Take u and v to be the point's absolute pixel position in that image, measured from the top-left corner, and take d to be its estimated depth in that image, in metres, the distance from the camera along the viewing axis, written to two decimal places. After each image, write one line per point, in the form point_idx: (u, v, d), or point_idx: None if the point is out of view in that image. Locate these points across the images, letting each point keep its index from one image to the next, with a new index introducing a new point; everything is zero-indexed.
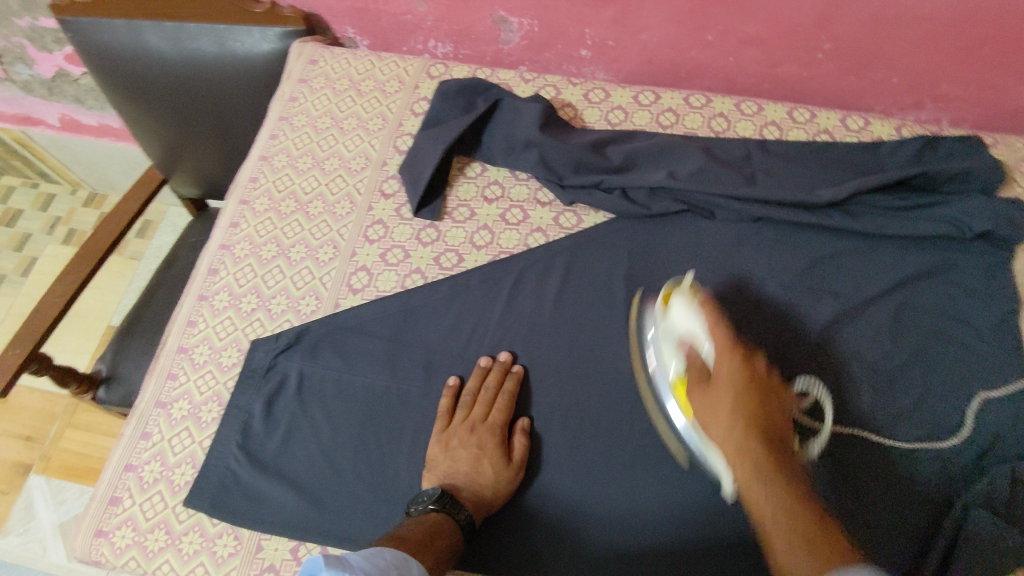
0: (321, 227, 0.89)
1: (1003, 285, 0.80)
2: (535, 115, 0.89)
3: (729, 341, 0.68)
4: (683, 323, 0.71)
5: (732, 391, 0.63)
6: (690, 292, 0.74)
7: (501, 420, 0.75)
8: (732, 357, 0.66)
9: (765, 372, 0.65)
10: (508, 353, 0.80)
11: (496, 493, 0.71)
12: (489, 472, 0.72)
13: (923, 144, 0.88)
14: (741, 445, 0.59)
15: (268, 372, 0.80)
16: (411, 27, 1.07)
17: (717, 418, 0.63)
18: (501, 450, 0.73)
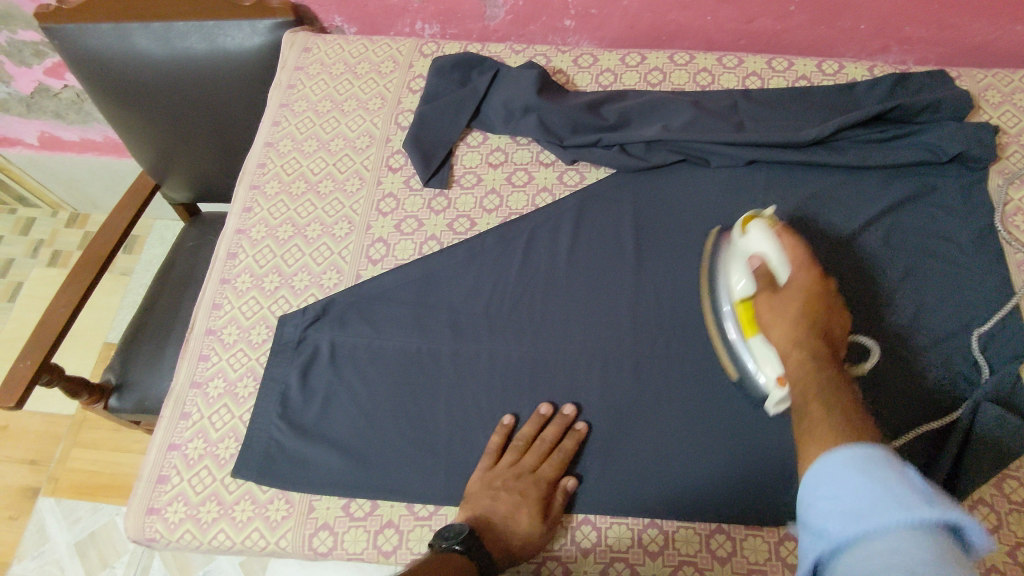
0: (334, 205, 0.92)
1: (980, 203, 0.87)
2: (532, 81, 0.93)
3: (807, 266, 0.69)
4: (754, 241, 0.73)
5: (798, 299, 0.65)
6: (769, 221, 0.75)
7: (549, 475, 0.73)
8: (802, 289, 0.66)
9: (833, 304, 0.66)
10: (574, 406, 0.77)
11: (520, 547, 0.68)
12: (518, 530, 0.69)
13: (894, 82, 0.94)
14: (797, 341, 0.62)
15: (299, 344, 0.82)
16: (398, 11, 1.10)
17: (782, 322, 0.65)
18: (541, 504, 0.71)
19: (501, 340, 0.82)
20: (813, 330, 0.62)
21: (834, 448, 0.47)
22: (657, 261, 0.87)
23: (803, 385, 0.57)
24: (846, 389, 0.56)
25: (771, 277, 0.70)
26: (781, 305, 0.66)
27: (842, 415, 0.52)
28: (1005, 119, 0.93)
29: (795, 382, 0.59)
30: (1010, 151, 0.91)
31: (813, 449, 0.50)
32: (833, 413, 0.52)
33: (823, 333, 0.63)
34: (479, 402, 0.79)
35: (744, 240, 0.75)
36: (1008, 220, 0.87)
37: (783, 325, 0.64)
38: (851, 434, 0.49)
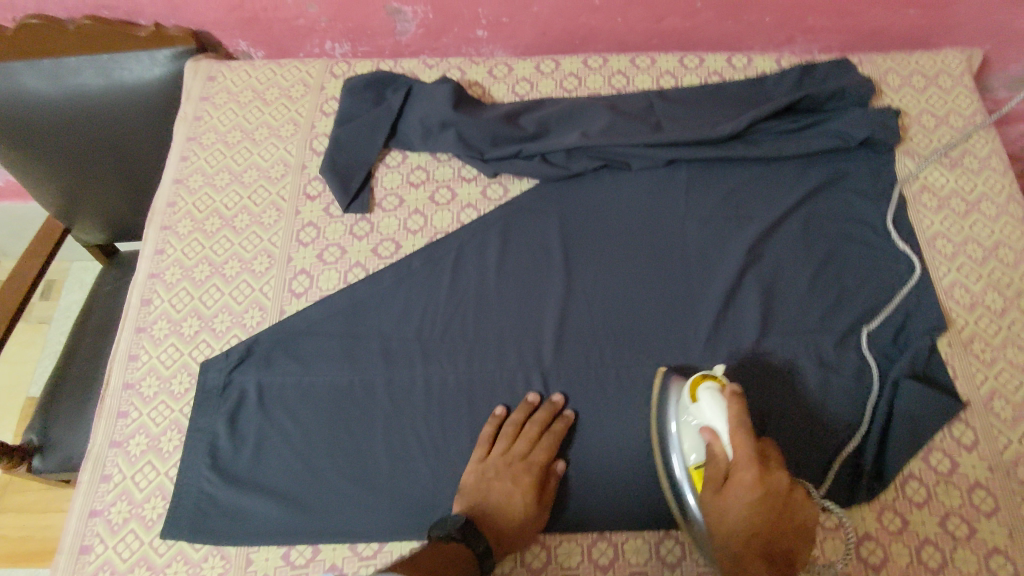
0: (252, 239, 0.88)
1: (889, 185, 0.90)
2: (446, 96, 0.91)
3: (751, 439, 0.64)
4: (708, 415, 0.67)
5: (744, 509, 0.62)
6: (719, 383, 0.70)
7: (542, 459, 0.73)
8: (751, 472, 0.62)
9: (783, 489, 0.63)
10: (562, 396, 0.78)
11: (518, 533, 0.69)
12: (516, 517, 0.70)
13: (800, 73, 0.96)
14: (738, 552, 0.63)
15: (224, 390, 0.79)
16: (305, 31, 1.06)
17: (728, 518, 0.63)
18: (535, 488, 0.72)
19: (436, 366, 0.80)
20: (761, 561, 0.62)
21: None
22: (586, 270, 0.87)
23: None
24: None
25: (720, 462, 0.65)
26: (734, 493, 0.63)
27: None
28: (906, 101, 0.97)
29: None
30: (913, 132, 0.95)
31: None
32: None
33: (767, 539, 0.62)
34: (418, 432, 0.77)
35: (693, 406, 0.69)
36: (916, 199, 0.90)
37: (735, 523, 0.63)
38: None
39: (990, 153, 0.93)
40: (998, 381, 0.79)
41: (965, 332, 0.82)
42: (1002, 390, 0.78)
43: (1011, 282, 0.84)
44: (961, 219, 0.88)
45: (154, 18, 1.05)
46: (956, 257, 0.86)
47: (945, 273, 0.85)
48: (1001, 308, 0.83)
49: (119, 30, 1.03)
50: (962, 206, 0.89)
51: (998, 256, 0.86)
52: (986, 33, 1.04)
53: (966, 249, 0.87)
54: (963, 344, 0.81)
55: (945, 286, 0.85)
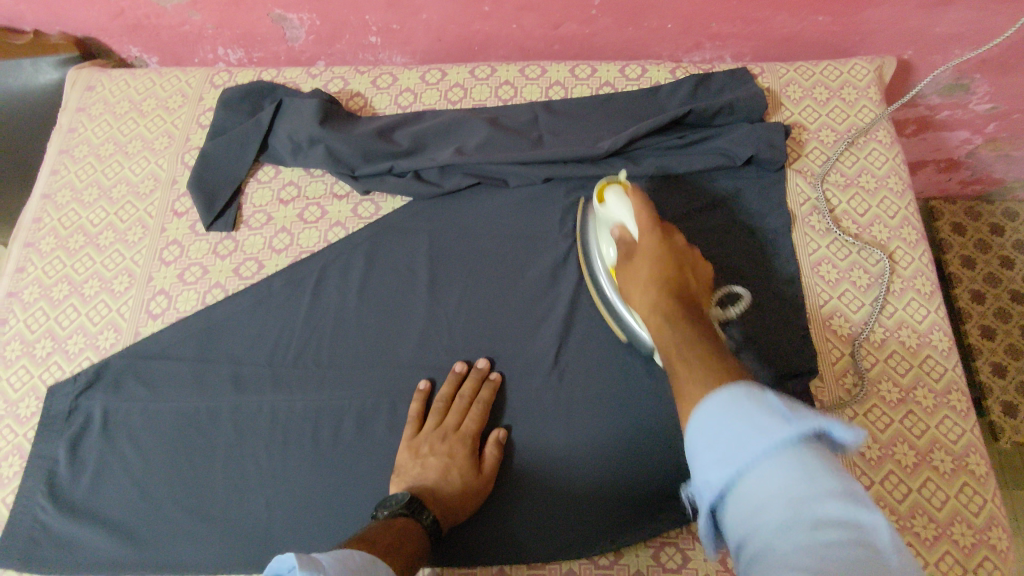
0: (114, 258, 0.86)
1: (775, 205, 0.86)
2: (314, 111, 0.89)
3: (652, 217, 0.67)
4: (614, 211, 0.72)
5: (650, 261, 0.63)
6: (623, 185, 0.74)
7: (475, 429, 0.73)
8: (650, 233, 0.65)
9: (681, 243, 0.66)
10: (486, 360, 0.78)
11: (463, 503, 0.68)
12: (460, 486, 0.69)
13: (694, 84, 0.91)
14: (655, 302, 0.58)
15: (69, 415, 0.78)
16: (193, 38, 1.03)
17: (641, 288, 0.61)
18: (472, 459, 0.71)
19: (285, 393, 0.79)
20: (670, 298, 0.57)
21: (711, 389, 0.43)
22: (453, 293, 0.83)
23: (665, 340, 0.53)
24: (687, 327, 0.53)
25: (627, 243, 0.68)
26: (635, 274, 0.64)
27: (708, 359, 0.47)
28: (805, 115, 0.92)
29: (667, 354, 0.51)
30: (809, 148, 0.90)
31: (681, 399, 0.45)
32: (710, 369, 0.45)
33: (680, 291, 0.58)
34: (259, 461, 0.75)
35: (603, 210, 0.75)
36: (805, 221, 0.86)
37: (637, 287, 0.63)
38: (711, 372, 0.45)
39: (889, 172, 0.88)
40: (867, 418, 0.75)
41: (838, 365, 0.78)
42: (870, 427, 0.74)
43: (894, 312, 0.80)
44: (850, 243, 0.84)
45: (36, 26, 1.03)
46: (840, 283, 0.82)
47: (827, 300, 0.81)
48: (880, 339, 0.79)
49: None
50: (852, 229, 0.85)
51: (884, 283, 0.82)
52: (904, 38, 0.98)
53: (851, 275, 0.82)
54: (834, 377, 0.77)
55: (824, 315, 0.81)
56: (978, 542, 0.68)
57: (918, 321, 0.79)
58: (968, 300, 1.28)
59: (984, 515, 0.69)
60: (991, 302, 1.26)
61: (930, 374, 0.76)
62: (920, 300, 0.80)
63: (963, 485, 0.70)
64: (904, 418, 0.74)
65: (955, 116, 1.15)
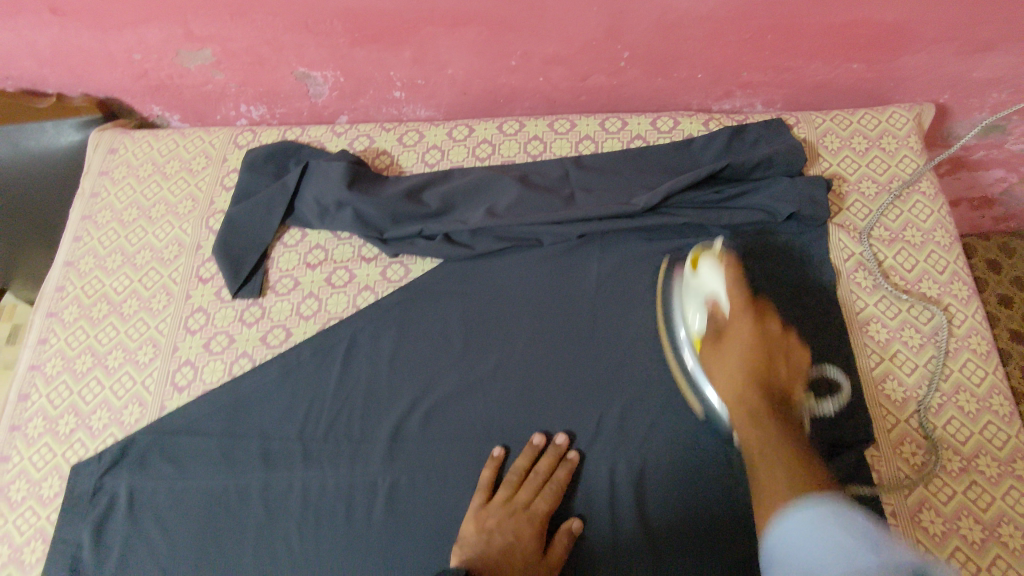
0: (138, 327, 0.84)
1: (819, 261, 0.83)
2: (341, 174, 0.87)
3: (755, 317, 0.66)
4: (708, 281, 0.71)
5: (743, 346, 0.64)
6: (716, 254, 0.73)
7: (545, 511, 0.70)
8: (746, 337, 0.65)
9: (774, 328, 0.65)
10: (565, 437, 0.74)
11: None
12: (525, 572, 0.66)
13: (729, 136, 0.89)
14: (749, 386, 0.61)
15: (93, 496, 0.75)
16: (216, 96, 1.02)
17: (727, 373, 0.63)
18: (537, 542, 0.68)
19: (315, 470, 0.75)
20: (765, 372, 0.61)
21: (796, 503, 0.50)
22: (488, 359, 0.80)
23: (762, 439, 0.57)
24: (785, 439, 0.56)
25: (720, 319, 0.68)
26: (727, 348, 0.65)
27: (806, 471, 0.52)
28: (844, 165, 0.90)
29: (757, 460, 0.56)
30: (851, 201, 0.88)
31: (767, 495, 0.53)
32: (795, 474, 0.52)
33: (767, 384, 0.61)
34: (291, 544, 0.72)
35: (693, 281, 0.74)
36: (850, 277, 0.83)
37: (725, 368, 0.64)
38: (791, 487, 0.51)
39: (935, 224, 0.85)
40: (928, 490, 0.71)
41: (893, 432, 0.74)
42: (932, 501, 0.70)
43: (950, 375, 0.76)
44: (899, 302, 0.80)
45: (59, 88, 1.02)
46: (891, 344, 0.79)
47: (877, 362, 0.78)
48: (937, 405, 0.75)
49: (19, 100, 1.01)
50: (900, 285, 0.82)
51: (938, 344, 0.78)
52: (941, 84, 0.96)
53: (902, 334, 0.79)
54: (891, 448, 0.73)
55: (875, 379, 0.77)
56: None
57: (975, 385, 0.76)
58: (1009, 339, 1.24)
59: None
60: None
61: (991, 442, 0.72)
62: (976, 361, 0.77)
63: None
64: (968, 489, 0.70)
65: (991, 156, 1.12)
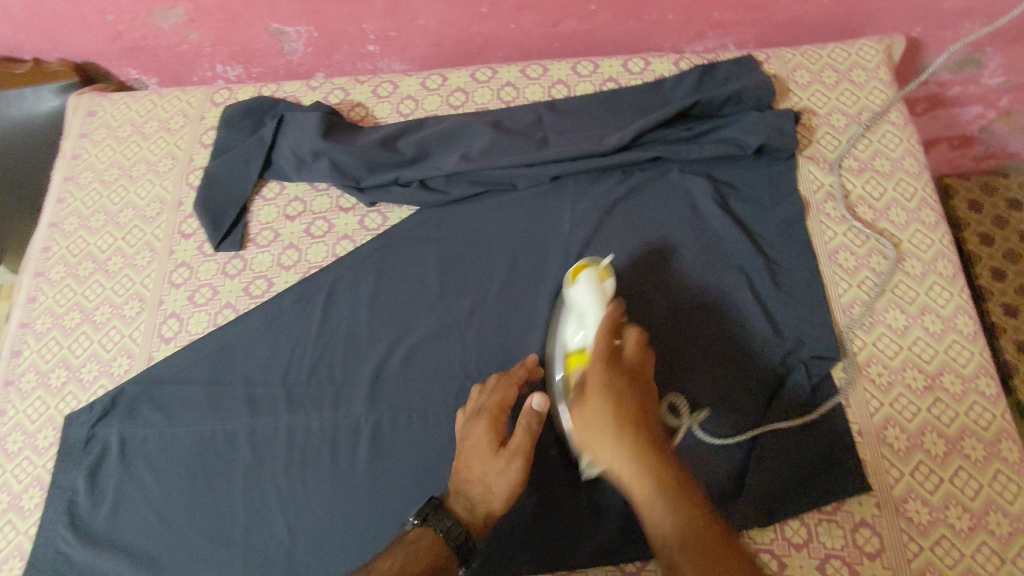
0: (124, 283, 0.86)
1: (787, 194, 0.84)
2: (316, 125, 0.88)
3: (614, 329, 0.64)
4: (579, 302, 0.70)
5: (599, 366, 0.60)
6: (600, 273, 0.72)
7: (498, 407, 0.66)
8: (601, 363, 0.60)
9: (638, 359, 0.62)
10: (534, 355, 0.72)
11: (498, 492, 0.62)
12: (491, 479, 0.62)
13: (699, 75, 0.90)
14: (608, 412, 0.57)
15: (88, 443, 0.78)
16: (192, 57, 1.03)
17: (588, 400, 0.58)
18: (493, 436, 0.64)
19: (300, 412, 0.78)
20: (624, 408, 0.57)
21: None
22: (465, 301, 0.82)
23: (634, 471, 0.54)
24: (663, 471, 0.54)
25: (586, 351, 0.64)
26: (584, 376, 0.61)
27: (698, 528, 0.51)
28: (814, 100, 0.90)
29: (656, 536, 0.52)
30: (820, 133, 0.88)
31: None
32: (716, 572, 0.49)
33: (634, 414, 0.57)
34: (279, 481, 0.74)
35: (574, 300, 0.71)
36: (820, 208, 0.84)
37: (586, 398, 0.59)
38: None
39: (904, 154, 0.86)
40: (894, 408, 0.73)
41: (860, 355, 0.76)
42: (898, 417, 0.72)
43: (916, 298, 0.78)
44: (866, 230, 0.82)
45: (36, 54, 1.03)
46: (859, 271, 0.80)
47: (846, 289, 0.79)
48: (903, 327, 0.77)
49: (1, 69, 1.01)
50: (869, 214, 0.83)
51: (905, 269, 0.79)
52: (911, 16, 0.96)
53: (870, 262, 0.80)
54: (860, 369, 0.75)
55: (844, 304, 0.79)
56: (1015, 531, 0.66)
57: (941, 306, 0.77)
58: (989, 277, 1.20)
59: (1020, 501, 0.67)
60: (1012, 280, 1.19)
61: (955, 360, 0.74)
62: (942, 284, 0.78)
63: (995, 472, 0.69)
64: (932, 405, 0.72)
65: (967, 91, 1.12)
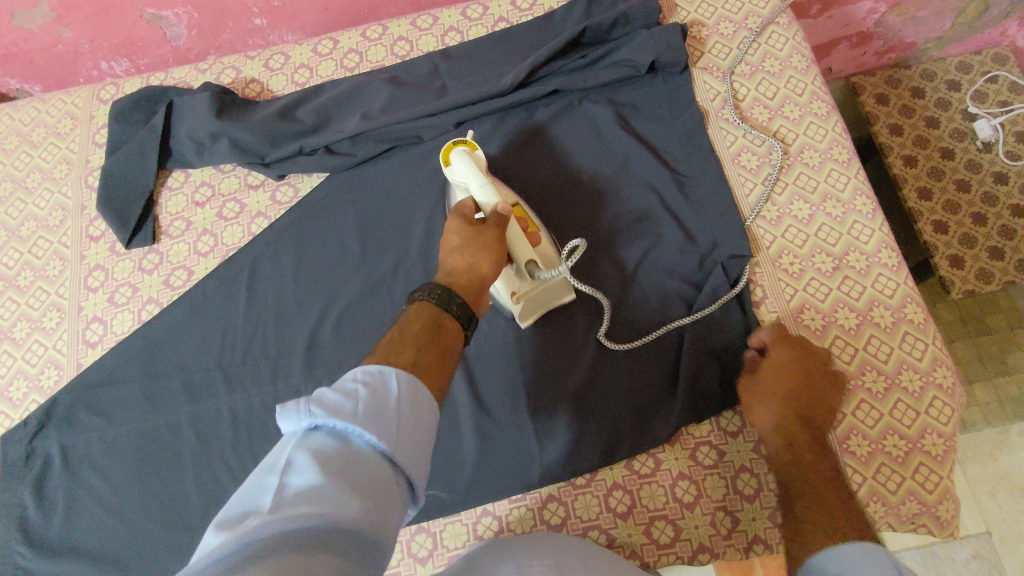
0: (38, 295, 0.84)
1: (686, 105, 0.86)
2: (208, 105, 0.85)
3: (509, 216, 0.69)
4: (461, 174, 0.72)
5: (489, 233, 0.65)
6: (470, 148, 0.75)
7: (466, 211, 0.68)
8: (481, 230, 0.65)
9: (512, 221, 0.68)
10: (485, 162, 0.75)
11: (482, 262, 0.61)
12: (470, 254, 0.61)
13: (587, 1, 0.90)
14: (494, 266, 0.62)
15: (29, 458, 0.77)
16: (71, 56, 0.99)
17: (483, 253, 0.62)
18: (466, 226, 0.65)
19: (239, 391, 0.78)
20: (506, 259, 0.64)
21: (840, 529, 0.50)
22: (388, 258, 0.82)
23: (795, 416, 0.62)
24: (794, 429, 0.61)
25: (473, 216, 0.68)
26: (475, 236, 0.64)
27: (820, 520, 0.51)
28: (702, 11, 0.92)
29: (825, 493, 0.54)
30: (711, 43, 0.90)
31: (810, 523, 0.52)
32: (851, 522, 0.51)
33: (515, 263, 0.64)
34: (229, 461, 0.75)
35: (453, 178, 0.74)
36: (719, 114, 0.86)
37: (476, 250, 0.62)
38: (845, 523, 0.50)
39: (792, 51, 0.88)
40: (807, 292, 0.76)
41: (771, 248, 0.79)
42: (812, 301, 0.76)
43: (817, 186, 0.81)
44: (764, 129, 0.85)
45: None
46: (761, 169, 0.83)
47: (751, 189, 0.82)
48: (808, 215, 0.80)
49: None
50: (765, 114, 0.85)
51: (803, 160, 0.83)
52: None
53: (770, 159, 0.83)
54: (772, 261, 0.78)
55: (751, 204, 0.81)
56: (926, 385, 0.71)
57: (840, 191, 0.81)
58: (903, 166, 1.21)
59: (928, 357, 0.72)
60: (925, 164, 1.19)
61: (859, 239, 0.78)
62: (840, 170, 0.82)
63: (904, 334, 0.73)
64: (842, 284, 0.76)
65: None
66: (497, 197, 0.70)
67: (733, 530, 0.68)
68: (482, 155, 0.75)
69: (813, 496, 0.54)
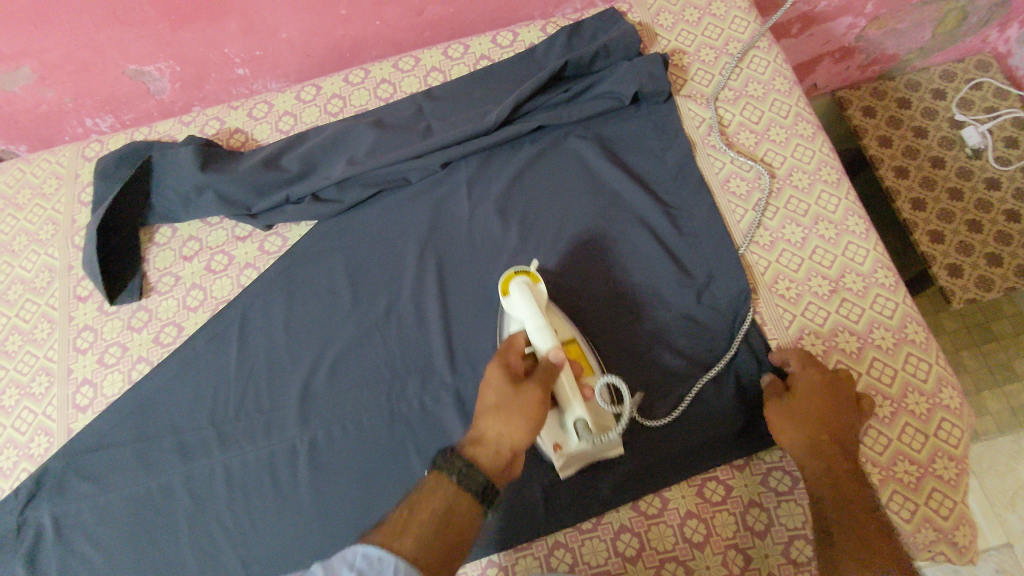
0: (27, 359, 0.83)
1: (672, 134, 0.85)
2: (192, 159, 0.85)
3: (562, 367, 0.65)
4: (518, 309, 0.69)
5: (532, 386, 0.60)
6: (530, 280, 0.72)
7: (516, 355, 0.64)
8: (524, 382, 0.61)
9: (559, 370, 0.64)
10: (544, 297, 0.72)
11: (517, 431, 0.58)
12: (505, 415, 0.58)
13: (567, 36, 0.90)
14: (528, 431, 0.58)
15: (19, 530, 0.75)
16: (56, 115, 0.99)
17: (517, 412, 0.59)
18: (510, 375, 0.61)
19: (233, 449, 0.76)
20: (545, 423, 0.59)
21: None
22: (379, 305, 0.81)
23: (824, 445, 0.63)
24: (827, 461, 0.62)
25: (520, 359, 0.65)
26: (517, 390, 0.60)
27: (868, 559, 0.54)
28: (682, 39, 0.92)
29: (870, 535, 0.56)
30: (693, 71, 0.90)
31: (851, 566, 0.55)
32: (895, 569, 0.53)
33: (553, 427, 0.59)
34: (225, 522, 0.73)
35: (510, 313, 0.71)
36: (705, 141, 0.86)
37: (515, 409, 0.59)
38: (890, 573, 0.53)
39: (773, 74, 0.88)
40: (805, 317, 0.75)
41: (766, 274, 0.78)
42: (811, 326, 0.74)
43: (808, 209, 0.80)
44: (751, 154, 0.84)
45: None
46: (752, 194, 0.82)
47: (742, 215, 0.81)
48: (801, 239, 0.79)
49: None
50: (751, 138, 0.85)
51: (793, 183, 0.82)
52: None
53: (760, 183, 0.82)
54: (768, 287, 0.77)
55: (743, 229, 0.80)
56: (933, 407, 0.69)
57: (832, 213, 0.80)
58: (894, 177, 1.19)
59: (932, 378, 0.70)
60: (916, 175, 1.18)
61: (854, 260, 0.77)
62: (829, 190, 0.81)
63: (906, 355, 0.72)
64: (840, 307, 0.75)
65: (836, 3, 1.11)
66: (553, 341, 0.66)
67: (746, 569, 0.66)
68: (543, 289, 0.72)
69: (854, 527, 0.57)
